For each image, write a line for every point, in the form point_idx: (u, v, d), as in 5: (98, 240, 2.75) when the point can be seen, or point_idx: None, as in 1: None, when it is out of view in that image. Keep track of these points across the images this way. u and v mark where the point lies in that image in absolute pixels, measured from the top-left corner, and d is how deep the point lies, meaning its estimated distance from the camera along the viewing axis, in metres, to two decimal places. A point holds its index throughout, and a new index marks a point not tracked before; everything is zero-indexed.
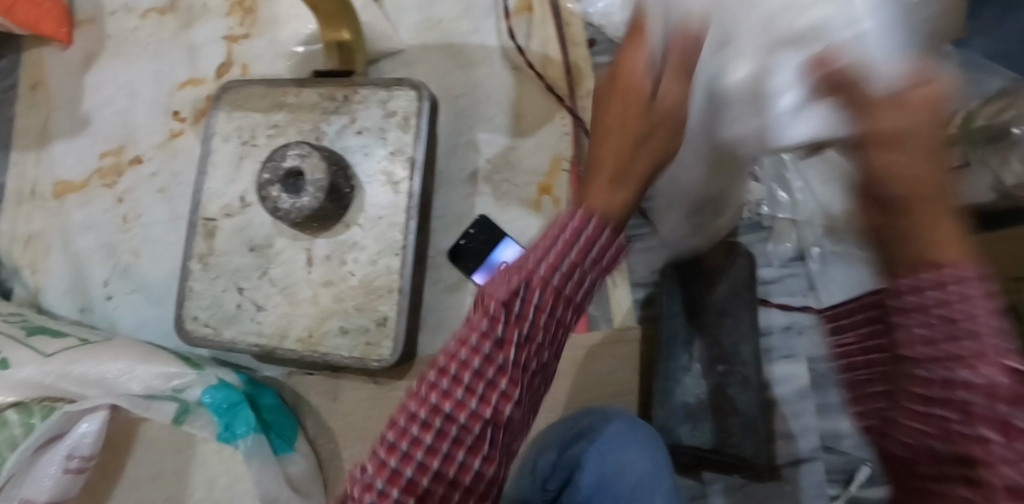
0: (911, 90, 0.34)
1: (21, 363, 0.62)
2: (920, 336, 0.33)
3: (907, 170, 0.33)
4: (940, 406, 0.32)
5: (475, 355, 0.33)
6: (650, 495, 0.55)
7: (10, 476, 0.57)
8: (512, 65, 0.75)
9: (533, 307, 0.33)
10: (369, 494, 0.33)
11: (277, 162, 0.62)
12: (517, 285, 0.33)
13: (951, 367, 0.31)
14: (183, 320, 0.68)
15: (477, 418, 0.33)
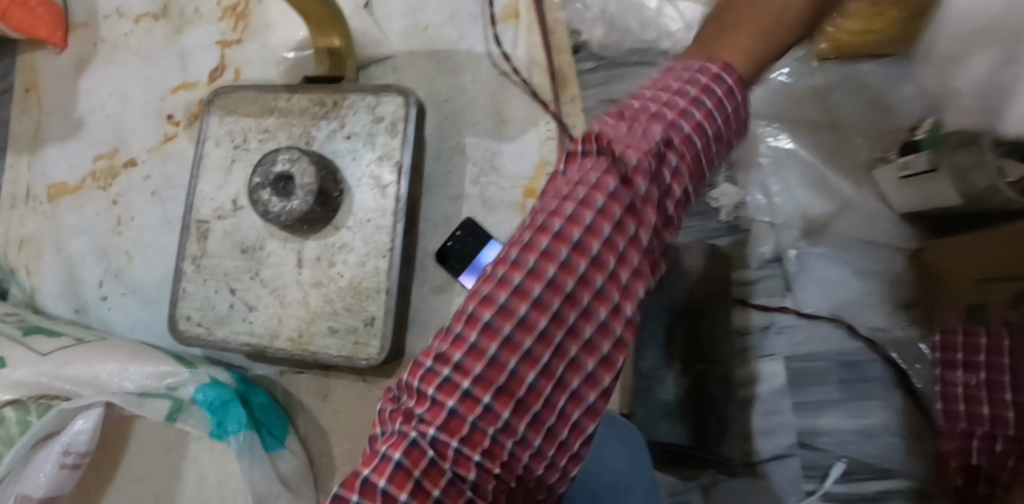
0: None
1: (17, 363, 0.64)
2: None
3: None
4: None
5: (535, 248, 0.37)
6: (629, 490, 0.57)
7: (8, 471, 0.58)
8: (499, 71, 0.76)
9: (596, 207, 0.37)
10: (431, 371, 0.36)
11: (267, 167, 0.64)
12: (580, 187, 0.37)
13: None
14: (177, 320, 0.69)
15: (540, 309, 0.36)
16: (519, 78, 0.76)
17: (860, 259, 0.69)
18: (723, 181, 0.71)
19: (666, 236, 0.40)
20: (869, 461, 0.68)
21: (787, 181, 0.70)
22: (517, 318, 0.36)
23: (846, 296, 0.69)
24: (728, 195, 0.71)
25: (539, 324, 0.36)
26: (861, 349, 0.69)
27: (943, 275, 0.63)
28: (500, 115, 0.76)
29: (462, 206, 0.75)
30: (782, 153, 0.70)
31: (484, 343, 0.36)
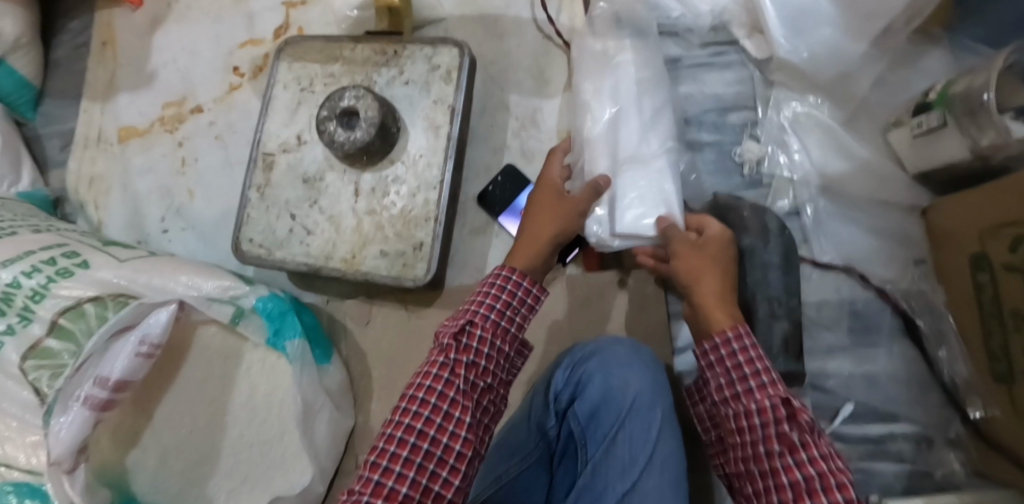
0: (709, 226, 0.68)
1: (98, 265, 0.72)
2: (722, 383, 0.56)
3: (693, 265, 0.64)
4: (750, 419, 0.53)
5: (443, 370, 0.52)
6: (648, 407, 0.63)
7: (88, 357, 0.65)
8: (543, 35, 0.82)
9: (476, 337, 0.53)
10: (382, 464, 0.49)
11: (335, 102, 0.71)
12: (463, 324, 0.54)
13: (743, 398, 0.54)
14: (240, 242, 0.76)
15: (455, 404, 0.51)
16: (559, 42, 0.82)
17: (871, 217, 0.74)
18: (747, 140, 0.77)
19: (519, 335, 0.57)
20: (876, 406, 0.72)
21: (806, 141, 0.75)
22: (430, 416, 0.50)
23: (860, 250, 0.74)
24: (751, 149, 0.76)
25: (453, 412, 0.50)
26: (872, 299, 0.74)
27: (953, 231, 0.67)
28: (542, 75, 0.82)
29: (503, 155, 0.81)
30: (802, 115, 0.76)
31: (423, 426, 0.50)
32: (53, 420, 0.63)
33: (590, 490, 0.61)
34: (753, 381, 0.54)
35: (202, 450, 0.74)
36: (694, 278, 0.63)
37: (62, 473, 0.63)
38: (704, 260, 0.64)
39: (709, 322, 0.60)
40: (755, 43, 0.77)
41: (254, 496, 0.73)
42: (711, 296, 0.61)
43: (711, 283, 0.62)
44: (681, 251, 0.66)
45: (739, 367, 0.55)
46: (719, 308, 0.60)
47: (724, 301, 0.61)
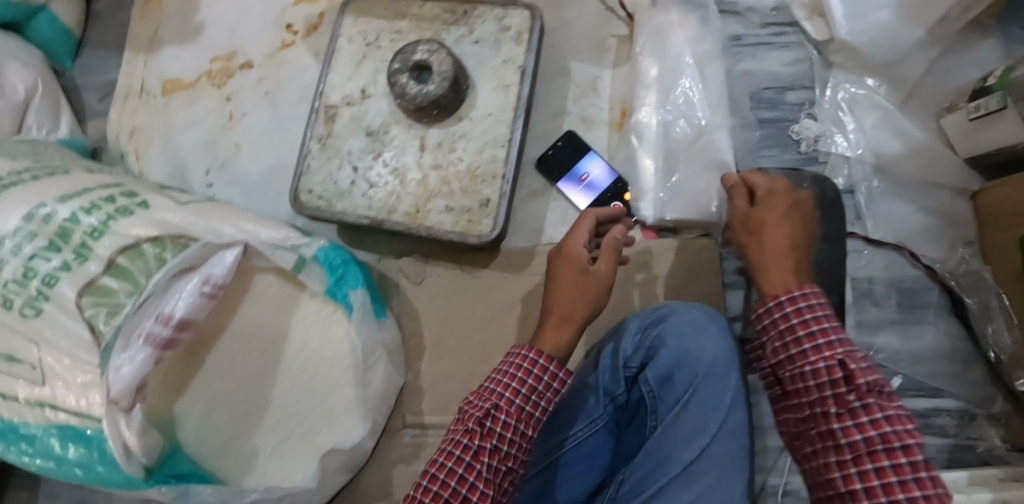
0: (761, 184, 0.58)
1: (160, 207, 0.70)
2: (777, 347, 0.50)
3: (752, 242, 0.55)
4: (809, 383, 0.48)
5: (465, 453, 0.51)
6: (720, 373, 0.63)
7: (151, 293, 0.63)
8: (605, 7, 0.83)
9: (500, 422, 0.52)
10: None
11: (408, 55, 0.71)
12: (489, 408, 0.52)
13: (800, 362, 0.49)
14: (299, 193, 0.75)
15: (473, 489, 0.51)
16: (621, 14, 0.83)
17: (920, 197, 0.76)
18: (805, 118, 0.79)
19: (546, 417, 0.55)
20: (923, 381, 0.74)
21: (862, 119, 0.77)
22: (445, 497, 0.51)
23: (909, 227, 0.76)
24: (809, 127, 0.78)
25: (470, 497, 0.51)
26: (920, 277, 0.75)
27: (998, 212, 0.70)
28: (604, 45, 0.83)
29: (562, 121, 0.82)
30: (859, 95, 0.78)
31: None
32: (112, 360, 0.61)
33: (653, 455, 0.62)
34: (811, 343, 0.48)
35: (250, 401, 0.73)
36: (749, 257, 0.55)
37: (119, 411, 0.62)
38: (760, 231, 0.55)
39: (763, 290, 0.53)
40: (815, 25, 0.79)
41: (297, 455, 0.72)
42: (768, 274, 0.52)
43: (763, 249, 0.54)
44: (740, 226, 0.57)
45: (792, 331, 0.49)
46: (774, 273, 0.52)
47: (785, 260, 0.53)
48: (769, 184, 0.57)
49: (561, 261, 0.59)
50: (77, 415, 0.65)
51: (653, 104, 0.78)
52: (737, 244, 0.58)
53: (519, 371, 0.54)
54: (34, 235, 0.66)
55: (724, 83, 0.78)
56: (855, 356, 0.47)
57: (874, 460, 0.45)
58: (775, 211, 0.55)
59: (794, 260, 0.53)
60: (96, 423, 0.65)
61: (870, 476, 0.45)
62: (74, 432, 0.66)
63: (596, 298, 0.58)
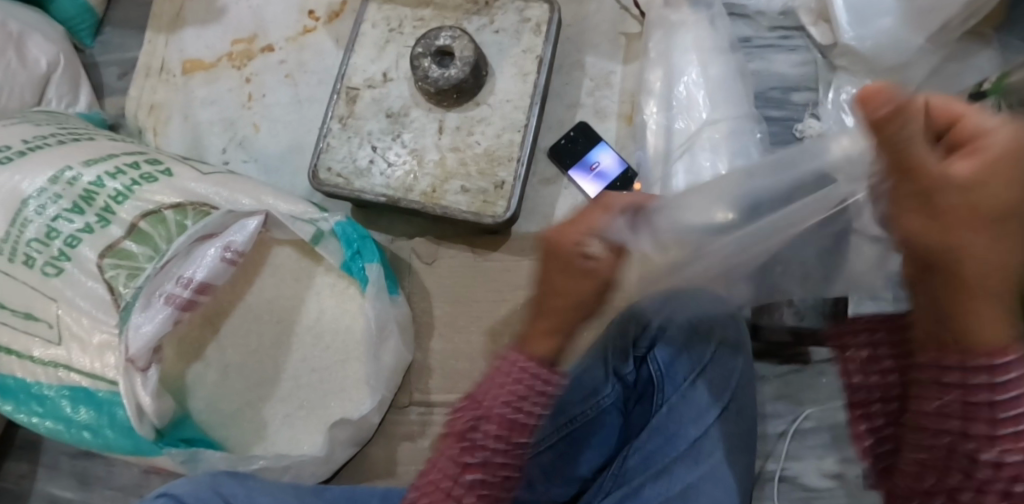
0: (995, 135, 0.31)
1: (184, 175, 0.70)
2: (935, 409, 0.35)
3: (976, 247, 0.31)
4: (975, 474, 0.35)
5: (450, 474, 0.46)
6: (732, 354, 0.67)
7: (174, 255, 0.64)
8: (620, 6, 0.87)
9: (487, 436, 0.45)
10: None
11: (431, 40, 0.74)
12: (473, 421, 0.45)
13: (966, 442, 0.34)
14: (318, 170, 0.77)
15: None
16: (636, 13, 0.86)
17: None
18: (808, 118, 0.81)
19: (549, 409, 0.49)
20: None
21: None
22: None
23: None
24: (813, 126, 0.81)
25: None
26: None
27: None
28: (619, 42, 0.86)
29: (576, 112, 0.85)
30: None
31: None
32: (132, 318, 0.61)
33: (662, 431, 0.65)
34: (1006, 428, 0.33)
35: (264, 370, 0.74)
36: (958, 260, 0.31)
37: (136, 370, 0.62)
38: (998, 224, 0.30)
39: (957, 324, 0.33)
40: (821, 30, 0.82)
41: (306, 425, 0.73)
42: (986, 317, 0.32)
43: (982, 272, 0.31)
44: (947, 211, 0.30)
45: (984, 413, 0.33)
46: (993, 313, 0.32)
47: (1005, 291, 0.32)
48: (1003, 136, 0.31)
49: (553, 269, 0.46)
50: (90, 377, 0.66)
51: (659, 101, 0.81)
52: (911, 230, 0.32)
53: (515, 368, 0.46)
54: (59, 197, 0.66)
55: (732, 74, 0.79)
56: None
57: None
58: None
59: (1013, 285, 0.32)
60: (109, 385, 0.66)
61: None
62: (85, 393, 0.66)
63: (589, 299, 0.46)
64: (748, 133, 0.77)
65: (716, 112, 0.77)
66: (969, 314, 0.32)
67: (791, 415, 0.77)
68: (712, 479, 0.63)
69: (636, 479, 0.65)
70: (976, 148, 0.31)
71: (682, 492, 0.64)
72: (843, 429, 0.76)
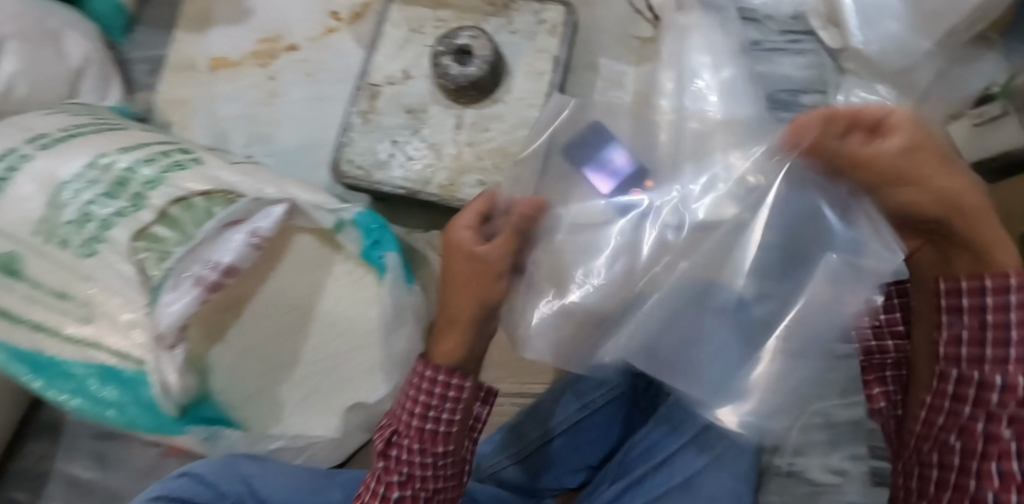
0: (890, 117, 0.46)
1: (213, 165, 0.74)
2: (965, 337, 0.44)
3: (925, 200, 0.46)
4: (981, 395, 0.43)
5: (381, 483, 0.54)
6: None
7: (203, 239, 0.67)
8: (634, 10, 0.89)
9: (406, 446, 0.55)
10: None
11: (452, 39, 0.77)
12: (390, 436, 0.55)
13: (983, 366, 0.43)
14: (340, 162, 0.80)
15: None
16: (649, 16, 0.89)
17: None
18: None
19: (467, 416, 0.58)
20: None
21: None
22: None
23: None
24: None
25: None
26: None
27: None
28: (632, 44, 0.89)
29: (589, 112, 0.88)
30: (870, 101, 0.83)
31: None
32: (163, 296, 0.65)
33: (667, 421, 0.67)
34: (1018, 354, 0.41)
35: (282, 354, 0.76)
36: (955, 204, 0.45)
37: (164, 348, 0.65)
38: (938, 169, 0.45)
39: (983, 253, 0.45)
40: (830, 34, 0.84)
41: (322, 410, 0.77)
42: (994, 234, 0.44)
43: (969, 210, 0.45)
44: (914, 174, 0.45)
45: (983, 328, 0.43)
46: (995, 230, 0.45)
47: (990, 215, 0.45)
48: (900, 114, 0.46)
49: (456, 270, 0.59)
50: (117, 356, 0.68)
51: (671, 99, 0.82)
52: (906, 200, 0.47)
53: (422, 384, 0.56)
54: (94, 182, 0.69)
55: (744, 75, 0.81)
56: None
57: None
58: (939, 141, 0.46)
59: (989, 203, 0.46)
60: (135, 364, 0.68)
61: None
62: (111, 372, 0.69)
63: (490, 287, 0.58)
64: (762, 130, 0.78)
65: (727, 116, 0.78)
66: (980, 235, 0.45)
67: (796, 411, 0.78)
68: (714, 470, 0.64)
69: (641, 467, 0.67)
70: (886, 131, 0.46)
71: (686, 482, 0.65)
72: (847, 425, 0.77)
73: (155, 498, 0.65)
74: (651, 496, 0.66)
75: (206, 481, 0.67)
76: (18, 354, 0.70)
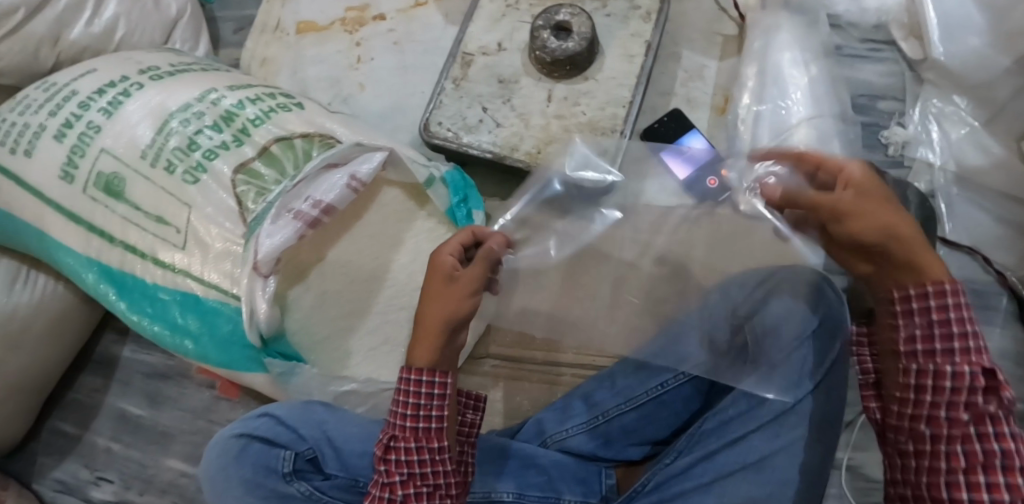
0: (849, 168, 0.51)
1: (315, 113, 0.77)
2: (919, 335, 0.47)
3: (872, 231, 0.48)
4: (949, 379, 0.45)
5: (384, 490, 0.53)
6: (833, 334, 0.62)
7: (306, 177, 0.69)
8: (718, 8, 0.92)
9: (403, 449, 0.54)
10: None
11: (551, 15, 0.80)
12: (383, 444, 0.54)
13: (949, 357, 0.45)
14: (429, 123, 0.82)
15: None
16: (733, 15, 0.92)
17: (997, 207, 0.82)
18: (894, 126, 0.86)
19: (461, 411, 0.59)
20: None
21: (948, 132, 0.84)
22: None
23: (985, 235, 0.81)
24: (900, 133, 0.85)
25: None
26: (991, 282, 0.80)
27: None
28: (714, 40, 0.91)
29: (668, 100, 0.90)
30: (946, 110, 0.85)
31: None
32: (262, 228, 0.66)
33: (746, 395, 0.62)
34: (956, 342, 0.46)
35: (357, 301, 0.77)
36: (896, 234, 0.47)
37: (259, 276, 0.66)
38: (885, 206, 0.49)
39: (918, 267, 0.47)
40: (911, 45, 0.87)
41: (389, 361, 0.78)
42: (930, 255, 0.47)
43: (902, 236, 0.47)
44: (853, 209, 0.49)
45: (946, 323, 0.46)
46: (924, 251, 0.47)
47: (925, 242, 0.48)
48: (856, 165, 0.51)
49: (432, 280, 0.60)
50: (203, 285, 0.69)
51: (753, 93, 0.84)
52: (853, 232, 0.49)
53: (403, 389, 0.55)
54: (202, 114, 0.71)
55: (826, 78, 0.84)
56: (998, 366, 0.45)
57: (988, 476, 0.43)
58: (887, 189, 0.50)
59: (925, 236, 0.48)
60: (219, 294, 0.69)
61: (1000, 491, 0.42)
62: (195, 300, 0.70)
63: (460, 300, 0.59)
64: (842, 132, 0.81)
65: (812, 113, 0.81)
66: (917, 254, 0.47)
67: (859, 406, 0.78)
68: (791, 452, 0.59)
69: (714, 443, 0.62)
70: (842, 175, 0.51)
71: (758, 462, 0.60)
72: None
73: (237, 435, 0.64)
74: (720, 472, 0.60)
75: (286, 423, 0.64)
76: (106, 273, 0.72)
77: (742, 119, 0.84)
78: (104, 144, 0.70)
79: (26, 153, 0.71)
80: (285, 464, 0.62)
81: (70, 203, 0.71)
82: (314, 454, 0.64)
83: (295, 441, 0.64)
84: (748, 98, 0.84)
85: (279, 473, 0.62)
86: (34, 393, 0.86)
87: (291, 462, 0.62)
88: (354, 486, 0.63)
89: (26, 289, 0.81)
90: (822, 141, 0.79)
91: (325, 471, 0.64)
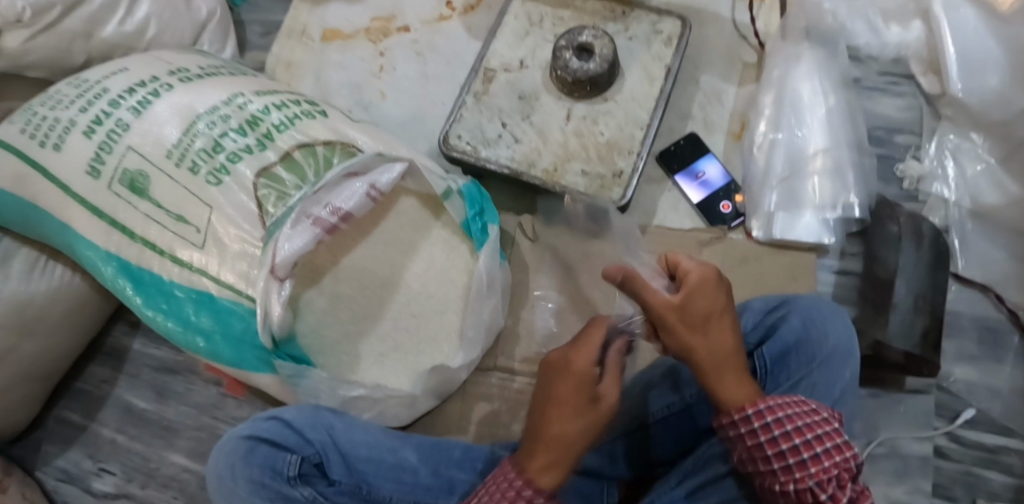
0: (690, 276, 0.55)
1: (337, 121, 0.78)
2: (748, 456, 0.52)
3: (688, 348, 0.54)
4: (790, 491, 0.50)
5: None
6: (839, 366, 0.61)
7: (326, 184, 0.70)
8: (738, 34, 0.92)
9: None
10: None
11: (574, 36, 0.80)
12: None
13: (789, 472, 0.50)
14: (449, 136, 0.83)
15: None
16: (753, 42, 0.92)
17: (1011, 245, 0.82)
18: (909, 159, 0.86)
19: None
20: (995, 418, 0.77)
21: (963, 168, 0.84)
22: None
23: (998, 272, 0.82)
24: (916, 167, 0.85)
25: None
26: (1002, 319, 0.81)
27: None
28: (734, 65, 0.92)
29: (686, 124, 0.90)
30: (962, 146, 0.85)
31: None
32: (281, 233, 0.67)
33: None
34: (791, 458, 0.49)
35: (369, 307, 0.78)
36: (698, 354, 0.53)
37: (274, 280, 0.67)
38: (702, 325, 0.54)
39: (721, 390, 0.53)
40: (929, 80, 0.88)
41: (397, 368, 0.77)
42: (733, 385, 0.53)
43: (710, 353, 0.53)
44: (672, 327, 0.54)
45: (774, 442, 0.50)
46: (730, 382, 0.53)
47: (734, 362, 0.53)
48: (697, 274, 0.55)
49: None
50: (219, 284, 0.70)
51: (770, 121, 0.85)
52: (674, 345, 0.55)
53: None
54: (228, 118, 0.73)
55: (845, 108, 0.85)
56: (841, 454, 0.49)
57: None
58: (716, 301, 0.54)
59: (739, 355, 0.54)
60: (234, 295, 0.70)
61: None
62: (210, 299, 0.71)
63: None
64: (857, 162, 0.83)
65: (828, 144, 0.82)
66: (721, 379, 0.53)
67: (867, 437, 0.77)
68: None
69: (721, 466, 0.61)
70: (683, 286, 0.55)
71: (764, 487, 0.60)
72: (917, 459, 0.76)
73: (245, 436, 0.64)
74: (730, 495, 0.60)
75: (293, 426, 0.65)
76: (124, 268, 0.73)
77: (758, 146, 0.85)
78: (130, 142, 0.71)
79: (54, 147, 0.73)
80: (291, 467, 0.63)
81: (94, 197, 0.72)
82: (319, 459, 0.64)
83: (301, 445, 0.64)
84: (765, 126, 0.85)
85: (285, 476, 0.62)
86: (44, 382, 0.87)
87: (297, 466, 0.63)
88: (358, 493, 0.65)
89: (44, 277, 0.82)
90: (835, 174, 0.81)
91: (329, 476, 0.65)
